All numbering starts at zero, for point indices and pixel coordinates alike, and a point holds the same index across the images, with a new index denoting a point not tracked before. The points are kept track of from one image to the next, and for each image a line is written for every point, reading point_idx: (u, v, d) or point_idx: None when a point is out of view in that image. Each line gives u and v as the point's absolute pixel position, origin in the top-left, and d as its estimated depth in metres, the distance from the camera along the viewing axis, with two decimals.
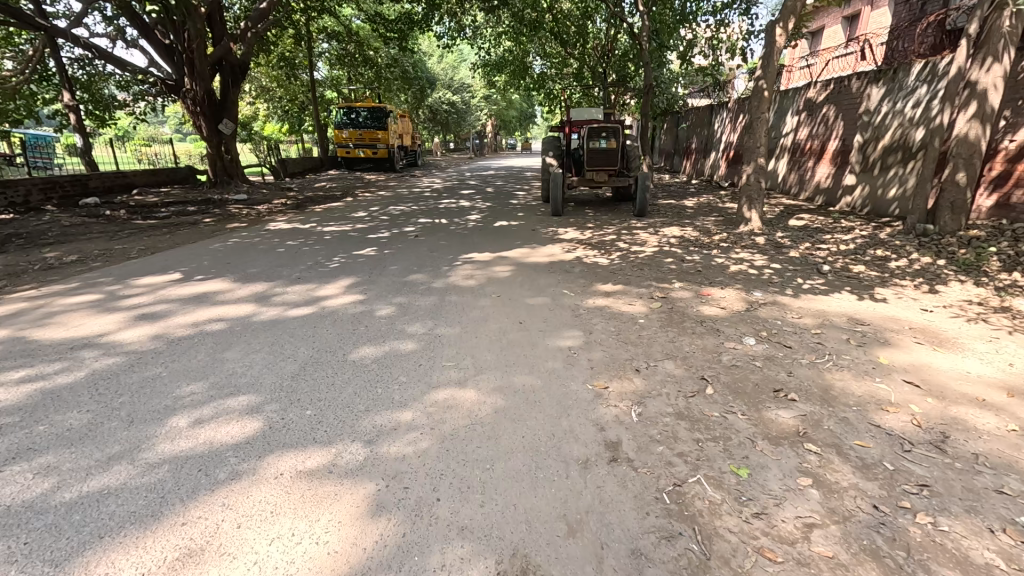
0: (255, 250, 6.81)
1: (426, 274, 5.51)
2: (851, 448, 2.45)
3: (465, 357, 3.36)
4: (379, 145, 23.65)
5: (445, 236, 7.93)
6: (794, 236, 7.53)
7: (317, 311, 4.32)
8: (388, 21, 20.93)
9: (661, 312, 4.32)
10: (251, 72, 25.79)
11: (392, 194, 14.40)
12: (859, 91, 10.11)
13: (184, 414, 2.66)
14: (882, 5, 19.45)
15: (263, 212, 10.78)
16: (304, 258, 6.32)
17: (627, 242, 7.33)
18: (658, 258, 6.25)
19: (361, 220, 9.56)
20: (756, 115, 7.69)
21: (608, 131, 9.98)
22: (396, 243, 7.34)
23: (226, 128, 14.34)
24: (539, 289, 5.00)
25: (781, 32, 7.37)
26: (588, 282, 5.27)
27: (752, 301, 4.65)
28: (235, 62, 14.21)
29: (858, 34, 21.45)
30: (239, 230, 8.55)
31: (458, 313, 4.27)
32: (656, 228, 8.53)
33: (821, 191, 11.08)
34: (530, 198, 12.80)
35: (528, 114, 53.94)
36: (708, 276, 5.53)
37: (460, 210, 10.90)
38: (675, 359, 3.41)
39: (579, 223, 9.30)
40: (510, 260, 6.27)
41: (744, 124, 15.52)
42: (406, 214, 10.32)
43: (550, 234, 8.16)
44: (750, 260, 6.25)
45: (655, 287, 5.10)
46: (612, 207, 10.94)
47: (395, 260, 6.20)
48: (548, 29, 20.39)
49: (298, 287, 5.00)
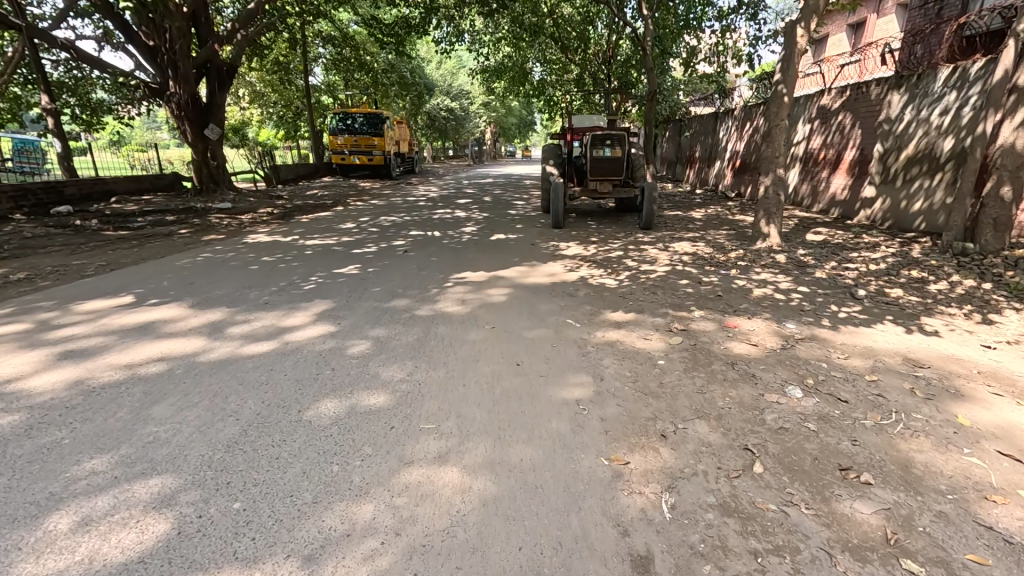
0: (225, 267, 6.17)
1: (412, 298, 4.88)
2: (964, 568, 1.81)
3: (449, 417, 2.71)
4: (375, 151, 23.09)
5: (436, 251, 7.29)
6: (818, 254, 6.90)
7: (278, 347, 3.66)
8: (384, 26, 20.46)
9: (683, 350, 3.68)
10: (245, 76, 25.28)
11: (385, 203, 13.79)
12: (879, 98, 9.51)
13: (71, 509, 2.00)
14: (888, 13, 19.07)
15: (247, 222, 10.17)
16: (277, 277, 5.68)
17: (636, 259, 6.72)
18: (672, 280, 5.62)
19: (348, 232, 8.94)
20: (775, 122, 7.05)
21: (613, 138, 9.38)
22: (382, 259, 6.72)
23: (212, 134, 13.61)
24: (540, 318, 4.36)
25: (802, 32, 6.79)
26: (595, 310, 4.63)
27: (787, 334, 4.02)
28: (222, 66, 13.68)
29: (864, 41, 21.02)
30: (214, 243, 7.91)
31: (443, 351, 3.61)
32: (665, 243, 7.92)
33: (836, 203, 10.49)
34: (530, 208, 12.21)
35: (528, 122, 53.56)
36: (729, 302, 4.90)
37: (455, 221, 10.31)
38: (709, 419, 2.76)
39: (582, 236, 8.69)
40: (506, 280, 5.65)
41: (752, 132, 14.94)
42: (398, 225, 9.70)
43: (551, 249, 7.54)
44: (774, 282, 5.63)
45: (673, 316, 4.47)
46: (616, 218, 10.32)
47: (378, 280, 5.56)
48: (548, 35, 19.93)
49: (263, 315, 4.35)
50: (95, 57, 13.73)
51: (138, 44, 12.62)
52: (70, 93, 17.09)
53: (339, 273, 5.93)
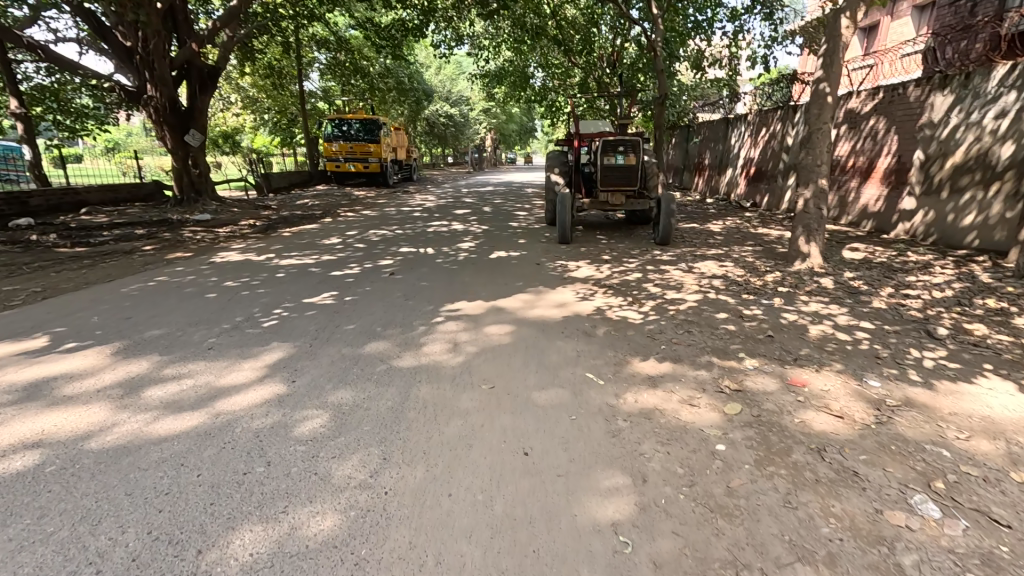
0: (177, 295, 5.26)
1: (392, 340, 3.95)
2: None
3: (423, 569, 1.77)
4: (371, 159, 22.25)
5: (429, 273, 6.38)
6: (869, 278, 5.98)
7: (203, 422, 2.72)
8: (380, 29, 19.73)
9: (746, 427, 2.75)
10: (239, 81, 24.53)
11: (377, 214, 12.91)
12: (919, 100, 8.60)
13: None
14: (903, 15, 18.30)
15: (224, 236, 9.30)
16: (234, 309, 4.75)
17: (659, 284, 5.80)
18: (706, 313, 4.69)
19: (332, 248, 8.04)
20: (817, 126, 6.13)
21: (626, 144, 8.45)
22: (365, 284, 5.82)
23: (193, 140, 12.74)
24: (552, 371, 3.43)
25: (847, 22, 5.89)
26: (621, 357, 3.70)
27: (876, 398, 3.08)
28: (204, 67, 12.78)
29: (876, 45, 20.26)
30: (177, 263, 7.00)
31: (425, 430, 2.67)
32: (688, 263, 7.00)
33: (868, 215, 9.58)
34: (533, 220, 11.33)
35: (528, 128, 52.91)
36: (784, 345, 3.97)
37: (451, 235, 9.42)
38: (818, 568, 1.81)
39: (592, 253, 7.78)
40: (509, 313, 4.73)
41: (769, 138, 14.09)
42: (387, 239, 8.80)
43: (559, 270, 6.63)
44: (829, 316, 4.70)
45: (720, 367, 3.54)
46: (627, 232, 9.42)
47: (355, 314, 4.64)
48: (551, 38, 19.15)
49: (199, 368, 3.42)
50: (66, 59, 12.81)
51: (113, 44, 11.75)
52: (52, 99, 16.17)
53: (310, 303, 5.00)
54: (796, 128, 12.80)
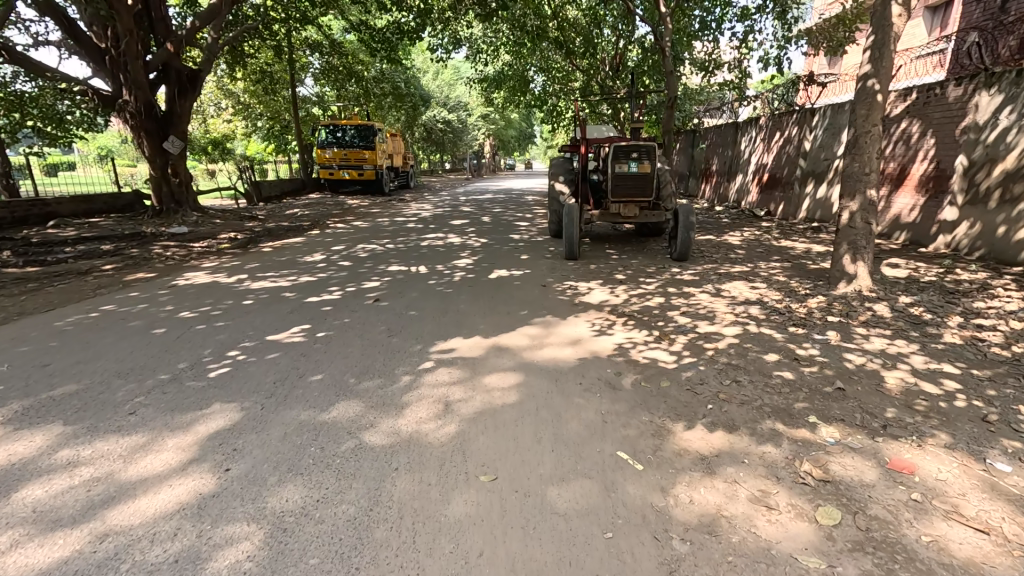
0: (120, 330, 4.44)
1: (367, 399, 3.12)
2: None
3: None
4: (366, 166, 21.51)
5: (420, 298, 5.56)
6: (928, 303, 5.17)
7: (80, 551, 1.89)
8: (376, 32, 19.06)
9: (860, 556, 1.91)
10: (229, 86, 23.80)
11: (369, 225, 12.12)
12: (960, 101, 7.83)
13: None
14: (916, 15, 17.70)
15: (198, 252, 8.49)
16: (179, 351, 3.91)
17: (686, 313, 4.99)
18: (753, 355, 3.86)
19: (314, 266, 7.22)
20: (864, 129, 5.34)
21: (640, 150, 7.65)
22: (345, 312, 5.01)
23: (172, 147, 11.92)
24: (573, 448, 2.62)
25: (899, 9, 5.15)
26: (659, 424, 2.87)
27: (1019, 496, 2.25)
28: (184, 69, 11.95)
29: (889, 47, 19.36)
30: (134, 285, 6.18)
31: (398, 565, 1.85)
32: (713, 285, 6.20)
33: (902, 226, 8.80)
34: (536, 232, 10.55)
35: (527, 134, 52.34)
36: (863, 401, 3.13)
37: (447, 250, 8.62)
38: None
39: (603, 272, 6.96)
40: (514, 354, 3.90)
41: (784, 143, 13.36)
42: (377, 255, 8.00)
43: (569, 294, 5.81)
44: (901, 357, 3.88)
45: (792, 441, 2.70)
46: (639, 245, 8.63)
47: (326, 358, 3.81)
48: (552, 40, 18.45)
49: (106, 448, 2.58)
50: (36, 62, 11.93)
51: (85, 46, 10.91)
52: (31, 106, 15.03)
53: (275, 341, 4.18)
54: (814, 132, 12.04)
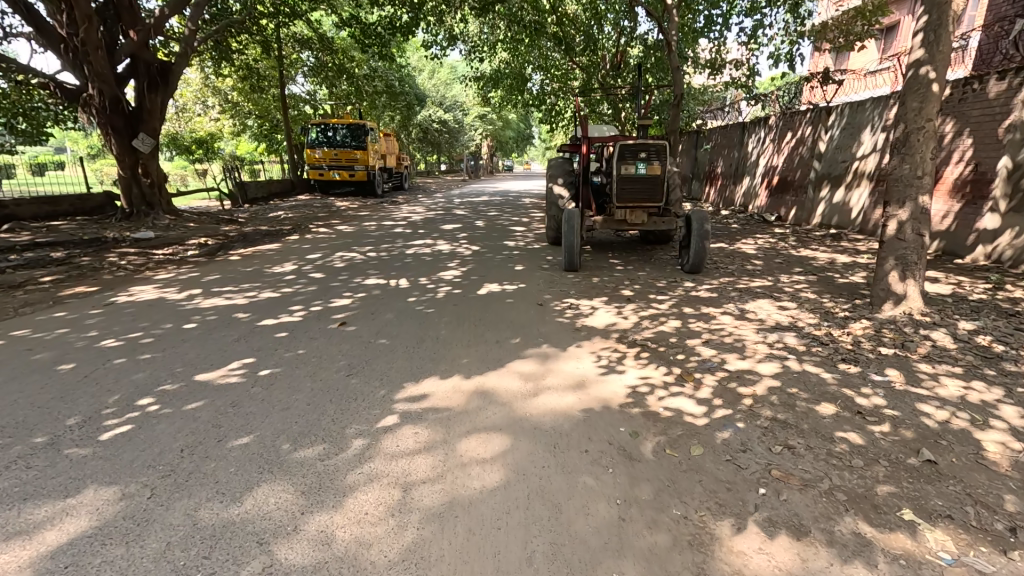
0: (16, 365, 3.60)
1: (298, 481, 2.31)
2: None
3: None
4: (358, 166, 20.67)
5: (395, 320, 4.74)
6: (993, 329, 4.37)
7: None
8: (367, 27, 18.23)
9: None
10: (216, 83, 22.95)
11: (355, 230, 11.30)
12: (1004, 97, 7.06)
13: None
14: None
15: (157, 262, 7.66)
16: (77, 400, 3.08)
17: (708, 343, 4.17)
18: (803, 406, 3.05)
19: (281, 278, 6.39)
20: (916, 125, 4.55)
21: (650, 150, 6.84)
22: (303, 339, 4.21)
23: (141, 146, 11.09)
24: (578, 573, 1.81)
25: None
26: (699, 528, 2.05)
27: None
28: (154, 62, 11.08)
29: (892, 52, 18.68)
30: (65, 302, 5.34)
31: None
32: (734, 304, 5.39)
33: (934, 234, 8.01)
34: (532, 239, 9.74)
35: (525, 135, 51.46)
36: (968, 485, 2.32)
37: (434, 259, 7.81)
38: None
39: (608, 286, 6.15)
40: (500, 404, 3.10)
41: (797, 143, 12.57)
42: (354, 265, 7.18)
43: (569, 316, 4.99)
44: (989, 408, 3.07)
45: (890, 558, 1.90)
46: (646, 256, 7.85)
47: (261, 408, 3.00)
48: (551, 36, 17.67)
49: None
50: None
51: (46, 35, 10.06)
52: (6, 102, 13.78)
53: (206, 382, 3.36)
54: (830, 132, 11.27)
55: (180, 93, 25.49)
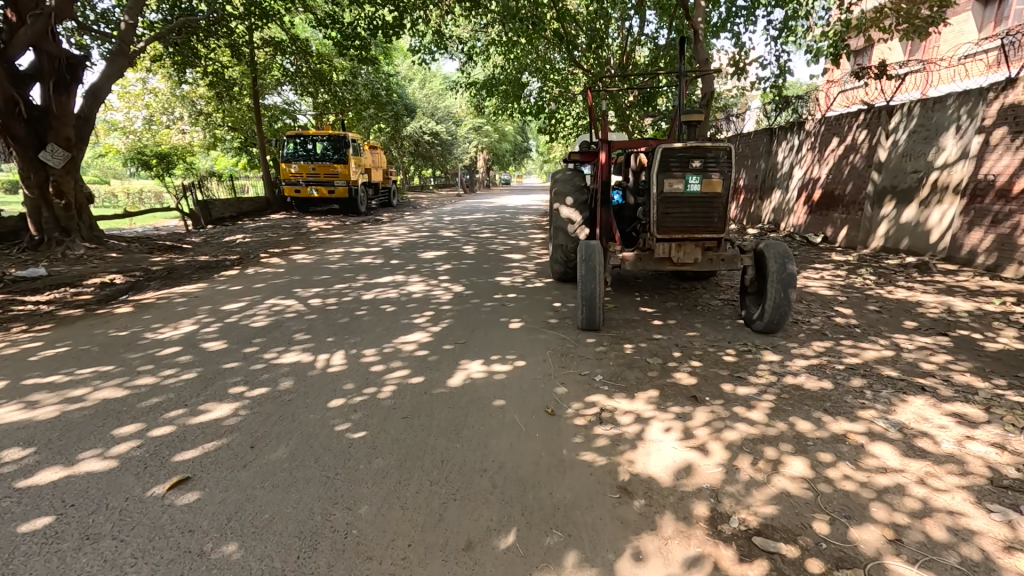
0: None
1: None
2: None
3: None
4: (337, 181, 18.60)
5: (288, 466, 2.56)
6: None
7: None
8: (346, 31, 16.23)
9: None
10: (183, 91, 20.92)
11: (314, 260, 9.14)
12: None
13: None
14: (961, 10, 15.29)
15: (8, 319, 5.45)
16: None
17: (908, 552, 1.99)
18: None
19: (153, 354, 4.21)
20: None
21: (704, 157, 4.74)
22: (62, 544, 2.02)
23: (51, 159, 9.01)
24: None
25: None
26: None
27: None
28: (59, 54, 8.96)
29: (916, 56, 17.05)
30: None
31: None
32: (874, 406, 3.23)
33: None
34: (533, 272, 7.60)
35: (522, 148, 49.56)
36: None
37: (398, 309, 5.65)
38: None
39: (651, 365, 3.99)
40: None
41: (847, 149, 10.49)
42: (278, 325, 5.00)
43: (605, 444, 2.82)
44: None
45: None
46: (691, 302, 5.71)
47: None
48: (552, 35, 15.54)
49: None
50: None
51: None
52: None
53: None
54: (892, 137, 9.18)
55: (148, 104, 23.51)
